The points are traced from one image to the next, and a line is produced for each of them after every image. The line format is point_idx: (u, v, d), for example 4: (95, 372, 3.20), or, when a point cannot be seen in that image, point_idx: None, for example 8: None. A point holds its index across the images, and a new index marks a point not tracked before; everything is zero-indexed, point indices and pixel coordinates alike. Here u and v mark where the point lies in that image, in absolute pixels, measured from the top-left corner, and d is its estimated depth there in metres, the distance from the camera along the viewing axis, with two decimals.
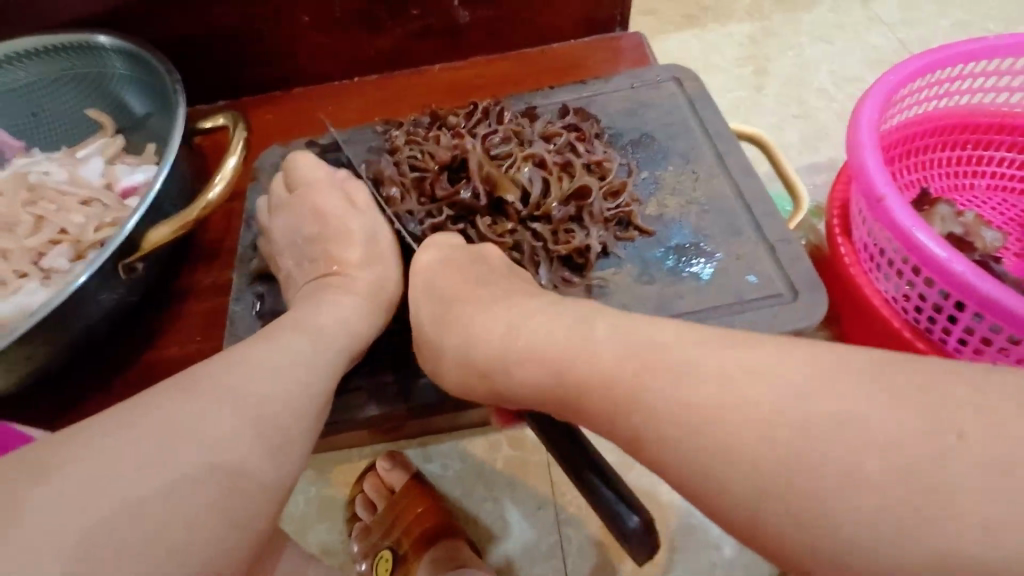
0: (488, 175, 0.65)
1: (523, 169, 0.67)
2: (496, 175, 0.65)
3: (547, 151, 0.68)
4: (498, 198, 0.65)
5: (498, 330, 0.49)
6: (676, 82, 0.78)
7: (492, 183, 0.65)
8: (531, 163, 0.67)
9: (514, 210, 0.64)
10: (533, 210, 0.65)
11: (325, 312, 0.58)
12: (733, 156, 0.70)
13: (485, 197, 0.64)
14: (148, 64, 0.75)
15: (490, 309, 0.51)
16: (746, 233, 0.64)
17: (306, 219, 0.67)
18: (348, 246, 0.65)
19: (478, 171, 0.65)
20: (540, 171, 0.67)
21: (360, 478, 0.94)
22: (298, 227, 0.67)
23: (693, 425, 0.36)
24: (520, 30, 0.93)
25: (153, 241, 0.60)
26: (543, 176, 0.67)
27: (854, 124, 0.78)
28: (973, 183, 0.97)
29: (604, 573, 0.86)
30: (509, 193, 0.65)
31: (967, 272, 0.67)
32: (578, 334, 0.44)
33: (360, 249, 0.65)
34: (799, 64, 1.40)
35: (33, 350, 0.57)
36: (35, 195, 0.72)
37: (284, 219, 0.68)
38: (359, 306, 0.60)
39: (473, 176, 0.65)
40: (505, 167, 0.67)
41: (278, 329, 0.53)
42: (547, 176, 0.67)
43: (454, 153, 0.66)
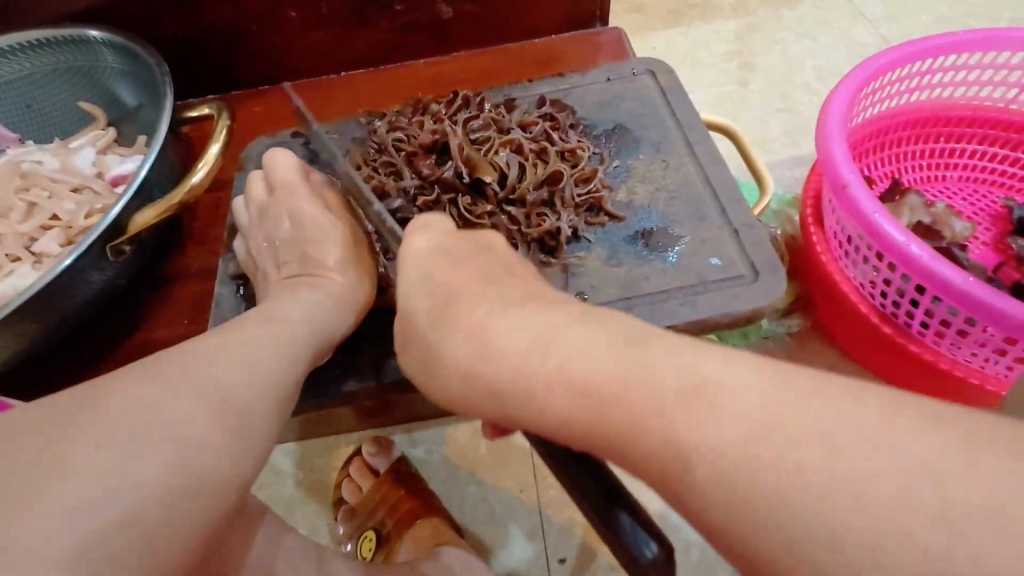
0: (468, 157, 0.68)
1: (500, 153, 0.69)
2: (474, 158, 0.68)
3: (524, 137, 0.71)
4: (475, 180, 0.67)
5: (478, 312, 0.46)
6: (651, 75, 0.80)
7: (471, 165, 0.68)
8: (508, 149, 0.70)
9: (491, 192, 0.67)
10: (509, 193, 0.67)
11: (292, 306, 0.59)
12: (702, 144, 0.73)
13: (463, 179, 0.67)
14: (137, 56, 0.78)
15: (505, 313, 0.44)
16: (712, 218, 0.67)
17: (283, 221, 0.67)
18: (323, 248, 0.65)
19: (459, 152, 0.68)
20: (517, 156, 0.70)
21: (346, 463, 0.96)
22: (276, 229, 0.67)
23: (624, 377, 0.37)
24: (503, 25, 0.96)
25: (139, 225, 0.62)
26: (520, 161, 0.69)
27: (822, 116, 0.80)
28: (946, 174, 1.00)
29: (583, 554, 0.88)
30: (487, 174, 0.67)
31: (927, 257, 0.70)
32: (544, 327, 0.41)
33: (336, 252, 0.65)
34: (784, 60, 1.42)
35: (24, 328, 0.59)
36: (28, 183, 0.74)
37: (263, 221, 0.68)
38: (326, 308, 0.60)
39: (455, 158, 0.68)
40: (484, 150, 0.70)
41: (251, 320, 0.55)
42: (523, 161, 0.69)
43: (434, 136, 0.70)
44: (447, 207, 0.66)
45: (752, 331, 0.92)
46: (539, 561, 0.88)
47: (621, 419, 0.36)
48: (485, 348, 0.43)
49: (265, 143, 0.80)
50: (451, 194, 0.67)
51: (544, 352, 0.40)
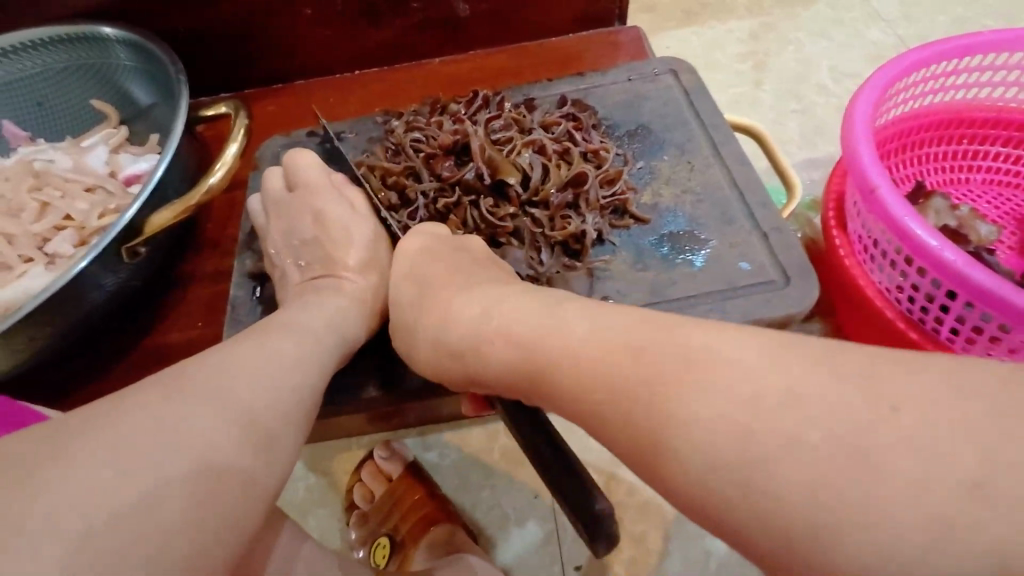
0: (490, 158, 0.66)
1: (523, 154, 0.68)
2: (496, 159, 0.66)
3: (547, 138, 0.69)
4: (497, 182, 0.66)
5: (473, 308, 0.49)
6: (672, 75, 0.79)
7: (492, 166, 0.66)
8: (531, 149, 0.68)
9: (514, 194, 0.65)
10: (532, 195, 0.66)
11: (317, 312, 0.58)
12: (727, 146, 0.71)
13: (484, 181, 0.66)
14: (151, 54, 0.76)
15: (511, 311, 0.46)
16: (740, 222, 0.65)
17: (306, 220, 0.68)
18: (347, 249, 0.66)
19: (481, 153, 0.66)
20: (540, 157, 0.68)
21: (358, 468, 0.94)
22: (297, 228, 0.68)
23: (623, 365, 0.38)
24: (519, 24, 0.94)
25: (155, 226, 0.61)
26: (543, 162, 0.68)
27: (849, 117, 0.79)
28: (970, 177, 0.98)
29: (600, 561, 0.86)
30: (510, 176, 0.66)
31: (959, 261, 0.68)
32: (547, 316, 0.44)
33: (358, 251, 0.66)
34: (799, 60, 1.41)
35: (37, 331, 0.58)
36: (40, 182, 0.73)
37: (285, 220, 0.68)
38: (347, 310, 0.61)
39: (476, 160, 0.66)
40: (505, 151, 0.68)
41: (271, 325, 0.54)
42: (546, 162, 0.68)
43: (455, 137, 0.68)
44: (467, 208, 0.65)
45: None
46: (555, 568, 0.87)
47: (621, 414, 0.37)
48: (494, 336, 0.46)
49: (279, 143, 0.79)
50: (472, 196, 0.66)
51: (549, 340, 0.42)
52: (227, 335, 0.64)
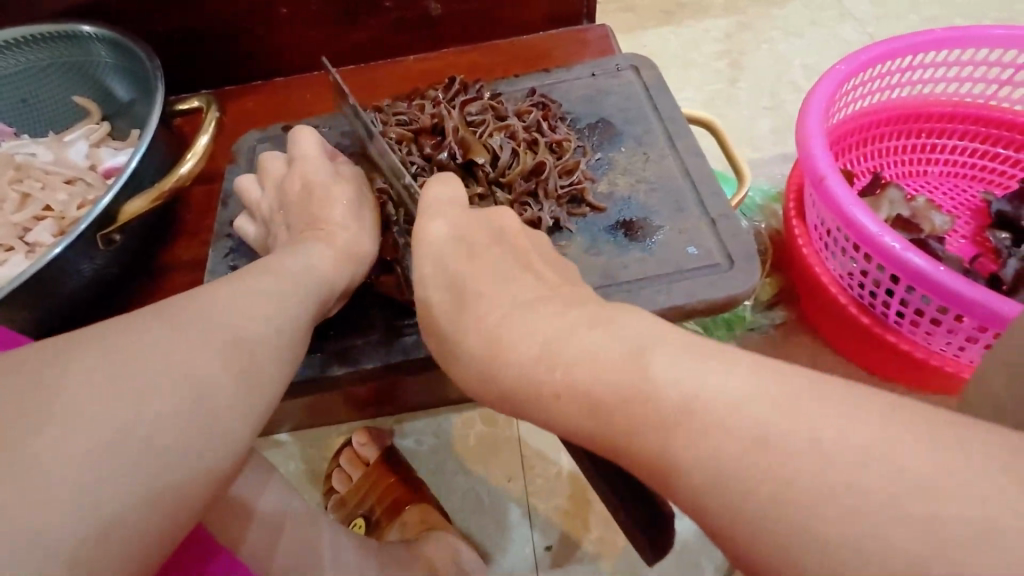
0: (463, 138, 0.70)
1: (494, 137, 0.71)
2: (468, 139, 0.70)
3: (520, 125, 0.72)
4: (468, 161, 0.69)
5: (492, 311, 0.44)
6: (634, 71, 0.82)
7: (464, 146, 0.69)
8: (503, 134, 0.72)
9: (483, 173, 0.68)
10: (499, 176, 0.69)
11: (297, 258, 0.57)
12: (683, 139, 0.74)
13: (457, 160, 0.69)
14: (130, 51, 0.79)
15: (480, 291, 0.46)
16: (690, 210, 0.68)
17: (295, 185, 0.67)
18: (332, 206, 0.64)
19: (453, 134, 0.70)
20: (510, 141, 0.71)
21: (337, 453, 0.97)
22: (287, 192, 0.68)
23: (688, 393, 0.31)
24: (490, 22, 0.97)
25: (128, 213, 0.63)
26: (513, 146, 0.70)
27: (804, 112, 0.82)
28: (927, 170, 1.02)
29: (568, 542, 0.89)
30: (480, 156, 0.69)
31: (900, 247, 0.71)
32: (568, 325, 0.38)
33: (342, 208, 0.64)
34: (772, 59, 1.44)
35: (16, 314, 0.60)
36: (22, 174, 0.75)
37: (277, 185, 0.69)
38: (334, 264, 0.59)
39: (449, 140, 0.69)
40: (479, 133, 0.71)
41: None
42: (516, 147, 0.70)
43: (433, 120, 0.71)
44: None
45: (736, 322, 0.94)
46: (525, 548, 0.90)
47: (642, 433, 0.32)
48: (516, 342, 0.40)
49: (255, 138, 0.82)
50: (445, 174, 0.69)
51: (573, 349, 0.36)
52: None
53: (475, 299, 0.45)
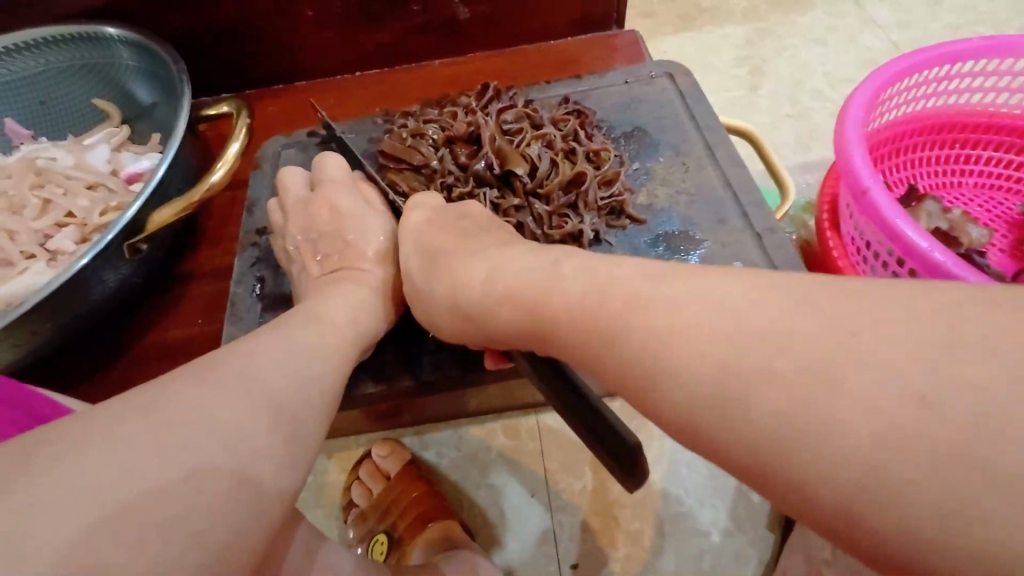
0: (499, 149, 0.68)
1: (532, 146, 0.69)
2: (505, 149, 0.68)
3: (557, 133, 0.70)
4: (506, 171, 0.67)
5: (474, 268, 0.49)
6: (668, 78, 0.80)
7: (501, 157, 0.67)
8: (540, 142, 0.70)
9: (520, 184, 0.67)
10: (537, 186, 0.67)
11: (343, 306, 0.57)
12: (722, 148, 0.72)
13: (494, 171, 0.67)
14: (154, 53, 0.77)
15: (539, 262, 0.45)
16: (733, 221, 0.66)
17: (322, 211, 0.66)
18: (363, 238, 0.64)
19: (490, 142, 0.68)
20: (548, 150, 0.69)
21: (356, 466, 0.95)
22: (314, 221, 0.66)
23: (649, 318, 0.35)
24: (517, 26, 0.95)
25: (157, 222, 0.62)
26: (551, 155, 0.69)
27: (842, 122, 0.80)
28: (962, 180, 0.99)
29: (593, 559, 0.87)
30: (519, 165, 0.67)
31: (948, 262, 0.69)
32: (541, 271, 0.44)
33: (379, 245, 0.64)
34: (794, 65, 1.42)
35: (40, 326, 0.58)
36: (42, 179, 0.73)
37: (302, 214, 0.67)
38: (370, 305, 0.59)
39: (486, 149, 0.67)
40: (516, 142, 0.69)
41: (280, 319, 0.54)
42: (555, 156, 0.69)
43: (470, 127, 0.70)
44: (480, 199, 0.66)
45: None
46: (550, 566, 0.87)
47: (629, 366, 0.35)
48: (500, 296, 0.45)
49: (280, 143, 0.80)
50: (482, 185, 0.67)
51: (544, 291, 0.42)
52: (229, 332, 0.65)
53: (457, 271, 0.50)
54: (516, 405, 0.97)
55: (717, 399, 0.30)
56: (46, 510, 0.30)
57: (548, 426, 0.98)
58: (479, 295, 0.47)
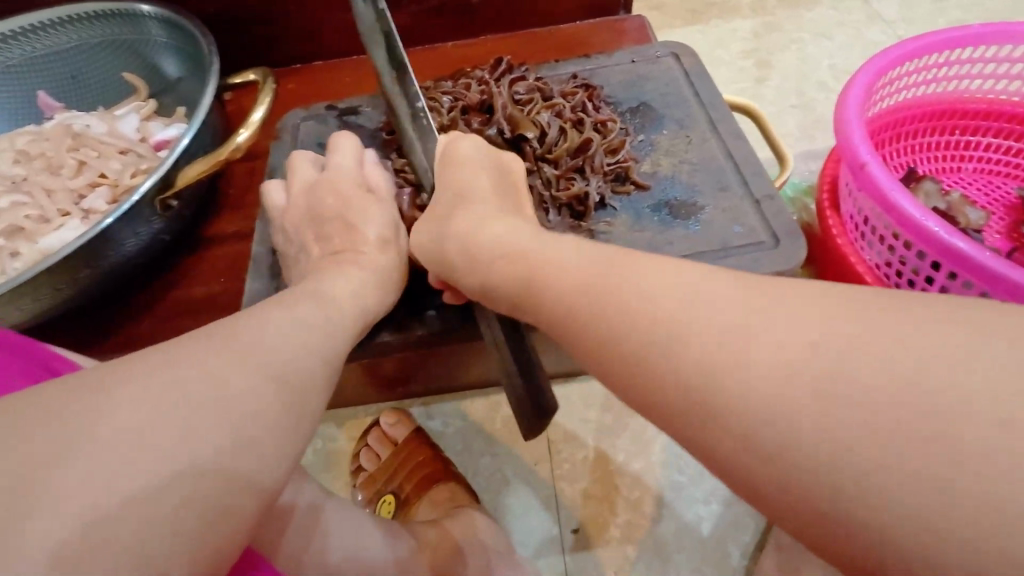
0: (510, 115, 0.71)
1: (542, 114, 0.72)
2: (516, 116, 0.71)
3: (567, 103, 0.74)
4: (516, 136, 0.70)
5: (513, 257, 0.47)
6: (674, 58, 0.83)
7: (512, 123, 0.71)
8: (550, 112, 0.73)
9: (530, 148, 0.70)
10: (545, 151, 0.70)
11: (343, 285, 0.59)
12: (724, 122, 0.75)
13: (505, 136, 0.70)
14: (183, 28, 0.81)
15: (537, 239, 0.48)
16: (733, 189, 0.69)
17: (328, 198, 0.68)
18: (365, 223, 0.66)
19: (502, 110, 0.71)
20: (557, 118, 0.72)
21: (365, 432, 0.99)
22: (317, 205, 0.68)
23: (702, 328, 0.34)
24: (528, 10, 0.98)
25: (187, 178, 0.66)
26: (560, 123, 0.72)
27: (841, 101, 0.82)
28: (961, 166, 1.02)
29: (595, 524, 0.90)
30: (529, 131, 0.70)
31: (942, 231, 0.72)
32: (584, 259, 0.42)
33: (377, 225, 0.66)
34: (800, 58, 1.45)
35: (77, 272, 0.62)
36: (76, 143, 0.77)
37: (309, 193, 0.70)
38: (369, 284, 0.61)
39: (498, 116, 0.71)
40: (526, 111, 0.73)
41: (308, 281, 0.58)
42: (563, 124, 0.72)
43: (482, 97, 0.73)
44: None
45: None
46: (553, 531, 0.90)
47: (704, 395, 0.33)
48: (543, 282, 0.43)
49: (300, 116, 0.84)
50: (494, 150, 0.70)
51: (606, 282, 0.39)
52: (252, 286, 0.69)
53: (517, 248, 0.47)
54: None
55: (781, 446, 0.30)
56: (106, 396, 0.34)
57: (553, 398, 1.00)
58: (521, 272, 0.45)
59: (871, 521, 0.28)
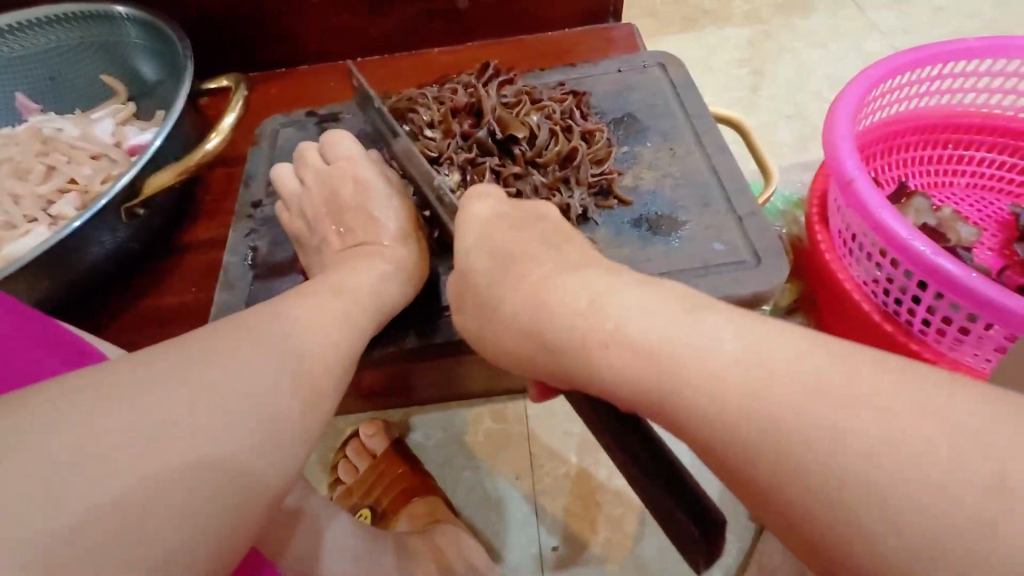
0: (500, 117, 0.70)
1: (532, 116, 0.71)
2: (506, 118, 0.70)
3: (558, 106, 0.72)
4: (507, 137, 0.69)
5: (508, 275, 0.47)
6: (661, 68, 0.81)
7: (502, 125, 0.69)
8: (540, 114, 0.71)
9: (520, 151, 0.69)
10: (535, 155, 0.69)
11: None
12: (709, 135, 0.73)
13: (496, 137, 0.69)
14: (159, 30, 0.80)
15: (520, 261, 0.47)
16: (715, 204, 0.67)
17: (346, 186, 0.68)
18: (379, 213, 0.66)
19: (492, 112, 0.70)
20: (548, 121, 0.71)
21: (344, 444, 0.97)
22: (338, 194, 0.68)
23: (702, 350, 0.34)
24: (515, 16, 0.97)
25: (153, 187, 0.64)
26: (550, 125, 0.70)
27: (830, 115, 0.81)
28: (954, 181, 1.00)
29: (575, 541, 0.88)
30: (518, 132, 0.69)
31: (930, 251, 0.70)
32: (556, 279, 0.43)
33: (392, 217, 0.66)
34: (795, 67, 1.43)
35: (37, 281, 0.60)
36: (47, 147, 0.76)
37: (325, 187, 0.69)
38: None
39: (487, 118, 0.69)
40: (515, 113, 0.71)
41: None
42: (554, 127, 0.70)
43: (470, 100, 0.72)
44: (483, 167, 0.68)
45: None
46: (532, 548, 0.88)
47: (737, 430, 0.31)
48: (535, 304, 0.43)
49: (279, 122, 0.82)
50: (486, 150, 0.69)
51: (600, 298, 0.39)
52: (221, 297, 0.67)
53: (508, 262, 0.47)
54: (504, 389, 0.98)
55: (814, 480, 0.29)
56: None
57: (536, 412, 0.99)
58: (514, 294, 0.45)
59: (862, 512, 0.28)
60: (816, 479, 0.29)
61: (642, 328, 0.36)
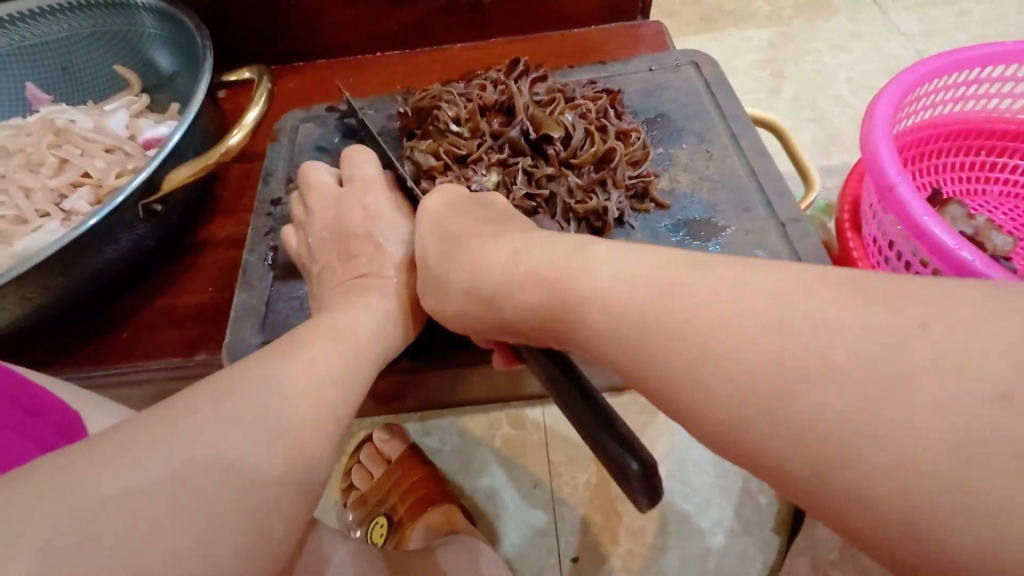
0: (533, 115, 0.67)
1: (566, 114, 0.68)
2: (540, 116, 0.67)
3: (592, 106, 0.69)
4: (540, 136, 0.66)
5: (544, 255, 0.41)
6: (694, 67, 0.79)
7: (536, 123, 0.67)
8: (574, 113, 0.69)
9: (554, 151, 0.66)
10: (570, 156, 0.66)
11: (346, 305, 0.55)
12: (748, 137, 0.71)
13: (529, 136, 0.66)
14: (177, 20, 0.77)
15: (561, 242, 0.41)
16: (756, 209, 0.65)
17: (352, 213, 0.63)
18: (388, 242, 0.61)
19: (524, 110, 0.67)
20: (582, 120, 0.68)
21: (358, 449, 0.96)
22: (342, 221, 0.63)
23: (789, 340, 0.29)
24: (541, 11, 0.94)
25: (173, 181, 0.61)
26: (585, 125, 0.68)
27: (868, 119, 0.78)
28: (987, 188, 0.98)
29: (595, 553, 0.85)
30: (553, 131, 0.66)
31: (977, 261, 0.67)
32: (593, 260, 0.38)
33: (400, 250, 0.61)
34: (817, 70, 1.41)
35: (51, 279, 0.58)
36: (60, 139, 0.73)
37: (334, 205, 0.65)
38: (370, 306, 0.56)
39: (520, 116, 0.67)
40: (549, 111, 0.69)
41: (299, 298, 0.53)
42: (588, 127, 0.68)
43: (500, 97, 0.69)
44: (515, 167, 0.65)
45: None
46: (552, 559, 0.85)
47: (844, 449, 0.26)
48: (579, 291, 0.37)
49: (300, 116, 0.80)
50: (518, 150, 0.66)
51: (668, 283, 0.34)
52: (240, 298, 0.65)
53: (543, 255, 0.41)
54: (521, 394, 0.96)
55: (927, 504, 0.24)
56: None
57: (554, 418, 0.96)
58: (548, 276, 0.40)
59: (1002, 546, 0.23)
60: (919, 504, 0.24)
61: (704, 303, 0.32)
